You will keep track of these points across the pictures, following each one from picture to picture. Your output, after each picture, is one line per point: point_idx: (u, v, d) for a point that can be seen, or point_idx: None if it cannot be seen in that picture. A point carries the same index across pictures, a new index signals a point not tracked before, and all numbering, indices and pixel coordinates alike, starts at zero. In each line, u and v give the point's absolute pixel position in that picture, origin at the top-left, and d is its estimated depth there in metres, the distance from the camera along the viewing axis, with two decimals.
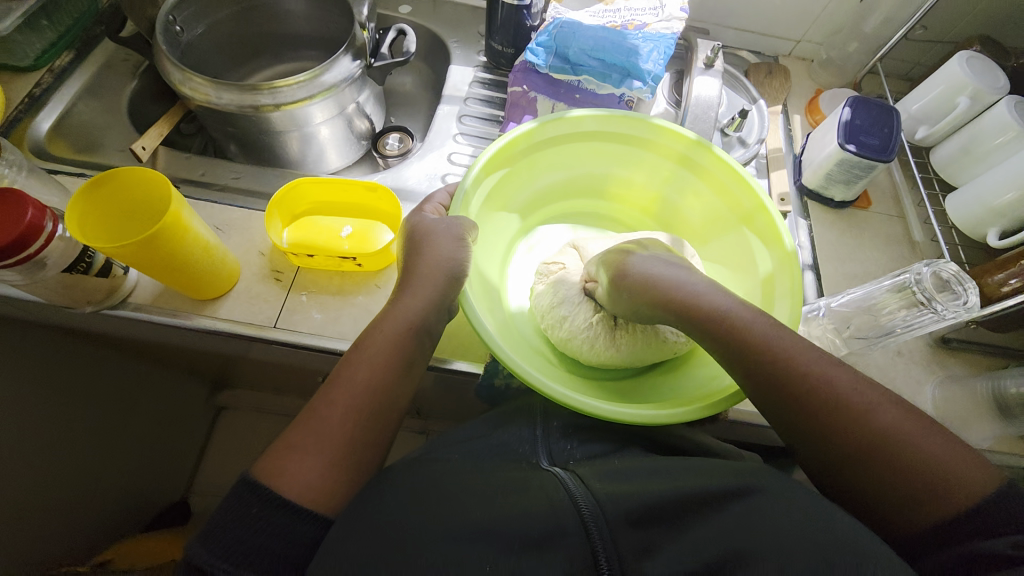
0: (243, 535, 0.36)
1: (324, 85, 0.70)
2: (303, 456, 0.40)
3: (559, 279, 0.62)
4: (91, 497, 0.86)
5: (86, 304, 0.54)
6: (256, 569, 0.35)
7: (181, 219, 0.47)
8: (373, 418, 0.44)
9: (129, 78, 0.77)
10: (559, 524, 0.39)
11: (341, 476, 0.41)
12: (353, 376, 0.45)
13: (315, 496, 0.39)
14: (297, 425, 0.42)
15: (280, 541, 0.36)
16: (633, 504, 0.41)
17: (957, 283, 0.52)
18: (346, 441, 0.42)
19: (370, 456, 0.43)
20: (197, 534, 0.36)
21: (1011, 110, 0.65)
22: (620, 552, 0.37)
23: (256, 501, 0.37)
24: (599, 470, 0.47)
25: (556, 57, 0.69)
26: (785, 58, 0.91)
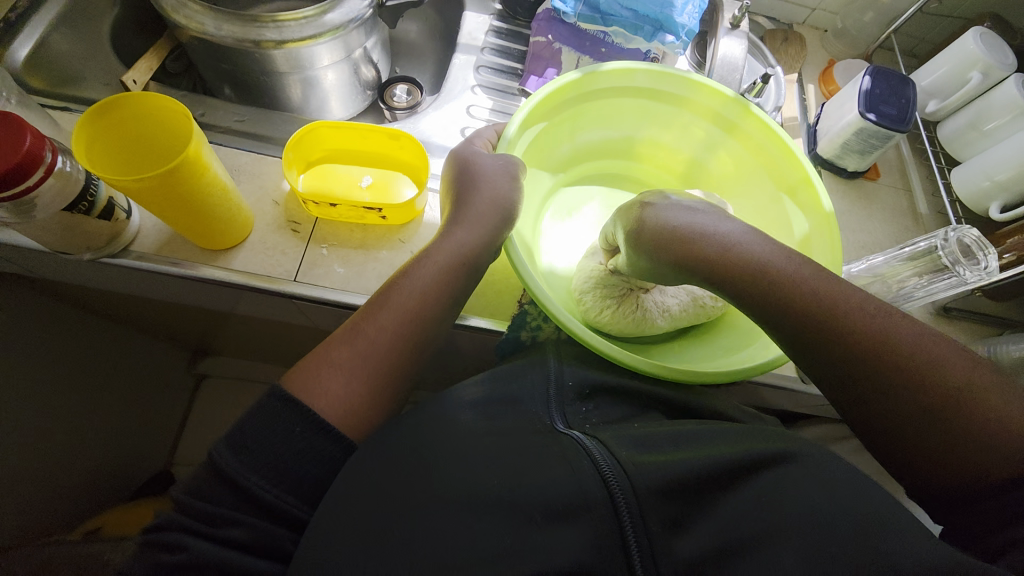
0: (287, 455, 0.37)
1: (331, 24, 0.64)
2: (347, 378, 0.41)
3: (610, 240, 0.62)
4: (75, 458, 0.82)
5: (84, 251, 0.49)
6: (301, 490, 0.36)
7: (202, 158, 0.43)
8: (413, 350, 0.44)
9: (109, 5, 0.69)
10: (581, 493, 0.37)
11: (377, 402, 0.42)
12: (402, 304, 0.44)
13: (352, 418, 0.40)
14: (340, 346, 0.42)
15: (315, 462, 0.38)
16: (661, 476, 0.38)
17: (979, 249, 0.54)
18: (386, 369, 0.42)
19: (404, 388, 0.44)
20: (229, 445, 0.36)
21: (1019, 87, 0.67)
22: (650, 531, 0.35)
23: (298, 420, 0.38)
24: (622, 435, 0.44)
25: (585, 5, 0.66)
26: (800, 26, 0.90)
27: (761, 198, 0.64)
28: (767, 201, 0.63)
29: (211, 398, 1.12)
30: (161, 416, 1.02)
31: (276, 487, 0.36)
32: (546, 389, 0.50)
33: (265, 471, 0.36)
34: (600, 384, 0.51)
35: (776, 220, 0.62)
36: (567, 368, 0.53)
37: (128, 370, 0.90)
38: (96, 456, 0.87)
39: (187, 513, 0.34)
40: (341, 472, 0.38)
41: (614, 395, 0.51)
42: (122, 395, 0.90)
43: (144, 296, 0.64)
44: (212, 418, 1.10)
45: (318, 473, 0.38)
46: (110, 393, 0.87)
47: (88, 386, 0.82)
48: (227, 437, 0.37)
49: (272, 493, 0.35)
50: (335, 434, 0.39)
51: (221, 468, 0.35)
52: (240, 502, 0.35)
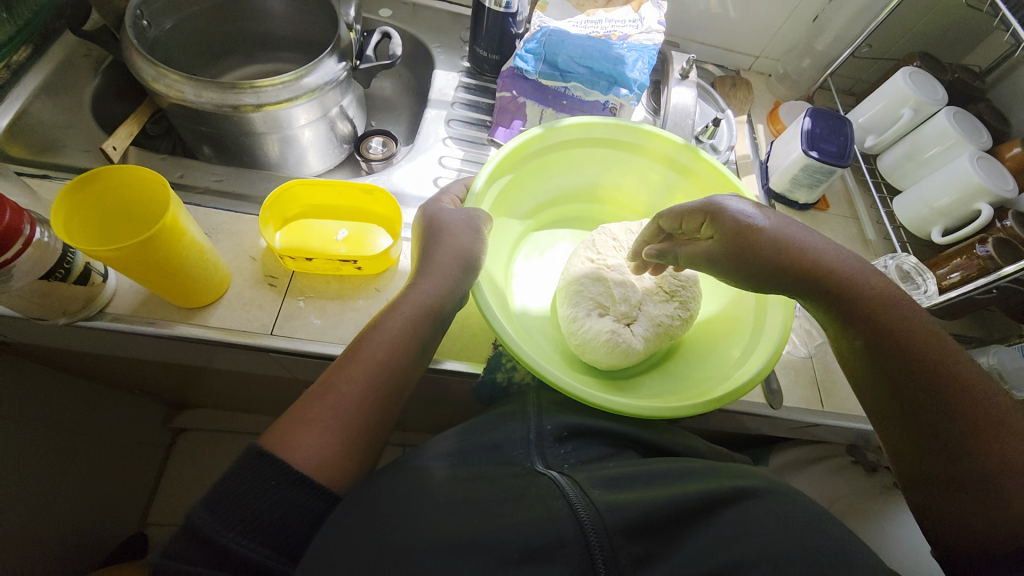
0: (259, 509, 0.36)
1: (308, 87, 0.68)
2: (319, 430, 0.41)
3: (594, 273, 0.62)
4: (46, 525, 0.78)
5: (59, 316, 0.49)
6: (276, 545, 0.36)
7: (179, 223, 0.45)
8: (383, 400, 0.45)
9: (92, 75, 0.73)
10: (557, 535, 0.38)
11: (353, 452, 0.42)
12: (371, 355, 0.45)
13: (328, 470, 0.41)
14: (311, 400, 0.43)
15: (291, 513, 0.37)
16: (632, 514, 0.40)
17: (917, 274, 0.60)
18: (358, 419, 0.43)
19: (375, 437, 0.44)
20: (202, 501, 0.36)
21: (949, 120, 0.74)
22: (618, 564, 0.37)
23: (271, 474, 0.38)
24: (596, 476, 0.45)
25: (545, 63, 0.71)
26: (746, 72, 0.98)
27: None
28: None
29: (190, 453, 1.09)
30: (138, 476, 0.99)
31: (251, 543, 0.35)
32: (526, 435, 0.51)
33: (242, 528, 0.35)
34: (577, 427, 0.52)
35: None
36: (548, 416, 0.54)
37: (103, 430, 0.88)
38: (67, 522, 0.83)
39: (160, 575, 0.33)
40: (322, 525, 0.38)
41: (590, 439, 0.52)
42: (96, 456, 0.87)
43: (120, 355, 0.64)
44: (189, 474, 1.07)
45: (295, 524, 0.37)
46: (83, 454, 0.84)
47: (60, 448, 0.79)
48: (204, 496, 0.36)
49: (250, 549, 0.35)
50: (307, 486, 0.39)
51: (194, 527, 0.35)
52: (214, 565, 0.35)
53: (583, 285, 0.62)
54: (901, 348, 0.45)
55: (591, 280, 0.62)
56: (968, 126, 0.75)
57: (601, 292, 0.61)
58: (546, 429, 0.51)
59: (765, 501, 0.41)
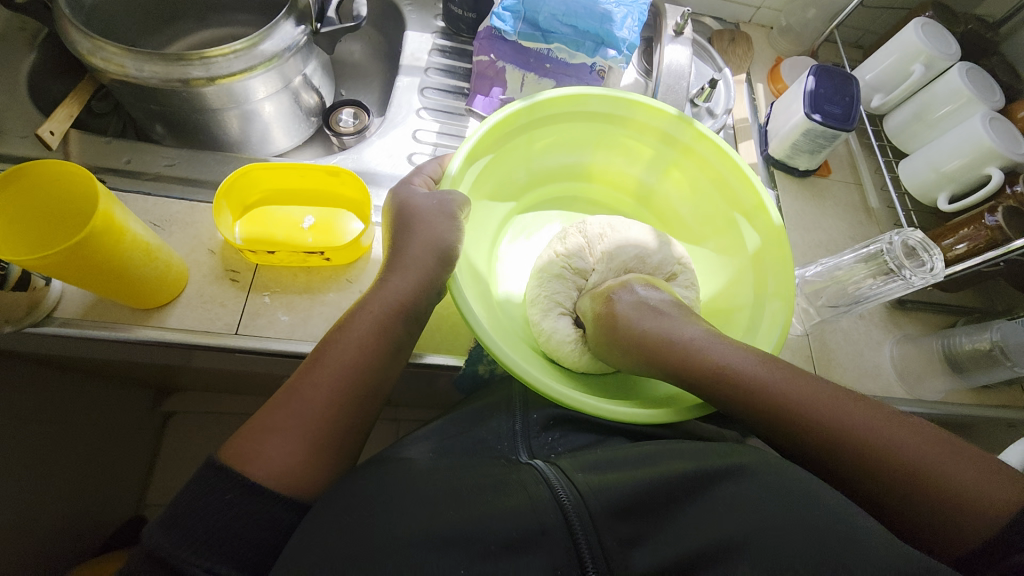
0: (219, 526, 0.34)
1: (264, 55, 0.62)
2: (283, 439, 0.39)
3: (554, 271, 0.59)
4: (36, 521, 0.77)
5: (2, 324, 0.45)
6: (240, 560, 0.34)
7: (114, 220, 0.40)
8: (355, 406, 0.42)
9: (25, 50, 0.66)
10: (539, 522, 0.37)
11: (318, 461, 0.39)
12: (338, 357, 0.42)
13: (291, 480, 0.38)
14: (276, 406, 0.40)
15: (256, 528, 0.35)
16: (617, 496, 0.38)
17: (924, 250, 0.54)
18: (326, 427, 0.40)
19: (349, 445, 0.41)
20: (160, 520, 0.35)
21: (961, 77, 0.68)
22: (605, 547, 0.35)
23: (230, 486, 0.36)
24: (582, 461, 0.44)
25: (525, 23, 0.64)
26: (746, 25, 0.90)
27: (717, 216, 0.63)
28: (719, 217, 0.63)
29: (181, 440, 1.08)
30: (129, 466, 0.98)
31: (210, 558, 0.33)
32: (511, 427, 0.50)
33: (199, 546, 0.34)
34: (564, 415, 0.51)
35: (729, 234, 0.62)
36: (534, 407, 0.52)
37: (89, 422, 0.86)
38: (58, 516, 0.83)
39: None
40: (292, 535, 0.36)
41: (578, 425, 0.51)
42: (82, 451, 0.85)
43: (84, 356, 0.60)
44: (182, 461, 1.06)
45: (261, 538, 0.35)
46: (68, 450, 0.82)
47: (46, 444, 0.78)
48: (160, 515, 0.35)
49: (207, 566, 0.33)
50: (270, 498, 0.37)
51: (151, 549, 0.33)
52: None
53: (549, 285, 0.59)
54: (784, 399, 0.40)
55: (558, 286, 0.58)
56: (981, 83, 0.69)
57: (562, 291, 0.58)
58: (531, 419, 0.50)
59: None
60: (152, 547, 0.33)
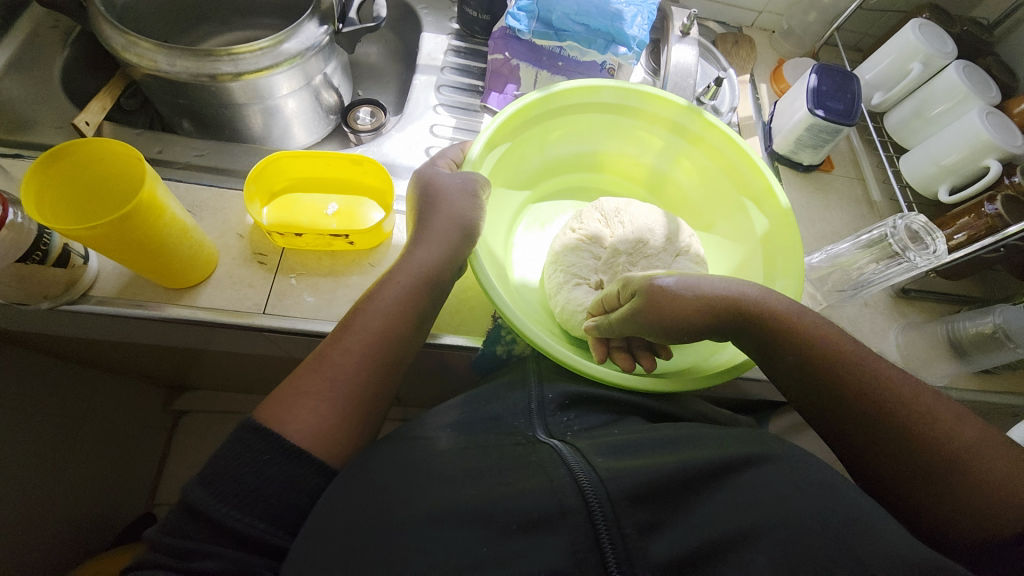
0: (255, 483, 0.36)
1: (289, 52, 0.64)
2: (315, 402, 0.40)
3: (571, 243, 0.62)
4: (52, 510, 0.78)
5: (42, 299, 0.47)
6: (275, 515, 0.36)
7: (156, 199, 0.43)
8: (383, 371, 0.44)
9: (60, 48, 0.69)
10: (558, 504, 0.35)
11: (350, 426, 0.41)
12: (367, 326, 0.44)
13: (323, 443, 0.39)
14: (307, 371, 0.42)
15: (290, 488, 0.37)
16: (638, 481, 0.36)
17: (927, 234, 0.57)
18: (356, 391, 0.42)
19: (376, 408, 0.43)
20: (196, 478, 0.36)
21: (959, 74, 0.71)
22: (624, 534, 0.34)
23: (267, 446, 0.37)
24: (600, 444, 0.43)
25: (539, 22, 0.67)
26: (749, 29, 0.94)
27: (727, 205, 0.65)
28: (729, 205, 0.65)
29: (193, 436, 1.09)
30: (143, 459, 0.99)
31: (247, 516, 0.35)
32: (527, 405, 0.49)
33: (236, 501, 0.35)
34: (580, 395, 0.50)
35: (738, 221, 0.64)
36: (549, 384, 0.52)
37: (104, 416, 0.87)
38: (74, 506, 0.83)
39: (158, 553, 0.33)
40: (321, 499, 0.37)
41: (592, 407, 0.50)
42: (98, 442, 0.86)
43: (111, 340, 0.62)
44: (194, 455, 1.07)
45: (293, 499, 0.37)
46: (85, 440, 0.83)
47: (63, 434, 0.78)
48: (199, 472, 0.36)
49: (245, 522, 0.34)
50: (305, 458, 0.38)
51: (190, 503, 0.35)
52: (209, 536, 0.34)
53: (566, 257, 0.61)
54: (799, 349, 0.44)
55: (576, 260, 0.60)
56: (977, 80, 0.72)
57: (579, 263, 0.60)
58: (546, 398, 0.49)
59: None
60: (191, 501, 0.34)
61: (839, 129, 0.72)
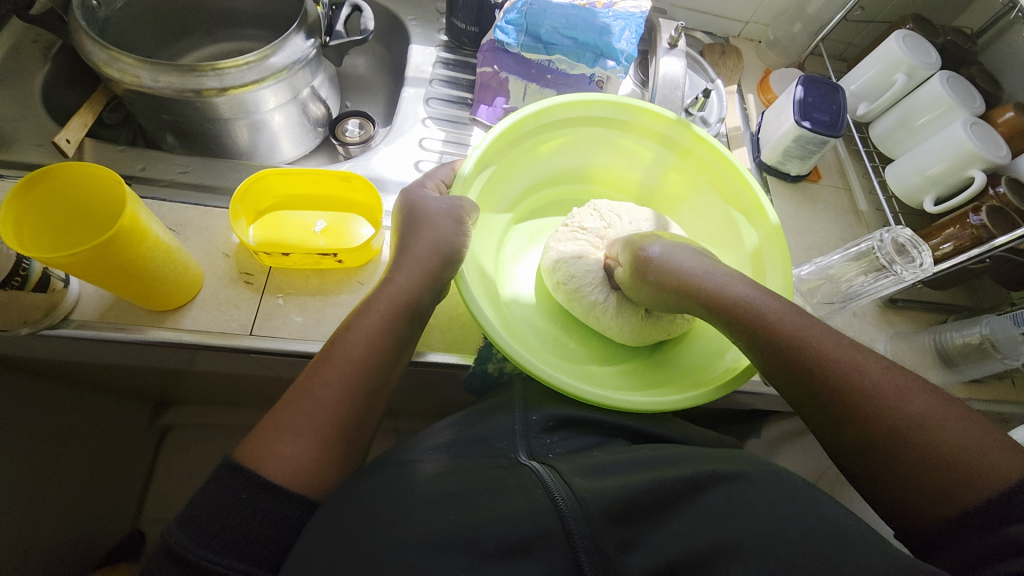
0: (235, 523, 0.35)
1: (275, 67, 0.64)
2: (294, 436, 0.39)
3: (561, 258, 0.61)
4: (34, 533, 0.76)
5: (21, 325, 0.46)
6: (256, 555, 0.34)
7: (139, 223, 0.42)
8: (364, 400, 0.43)
9: (40, 62, 0.67)
10: (537, 526, 0.36)
11: (331, 458, 0.40)
12: (347, 355, 0.43)
13: (303, 477, 0.38)
14: (287, 404, 0.41)
15: (270, 524, 0.36)
16: (613, 500, 0.38)
17: (913, 247, 0.57)
18: (337, 422, 0.41)
19: (359, 438, 0.42)
20: (175, 519, 0.35)
21: (942, 85, 0.72)
22: (601, 549, 0.35)
23: (244, 485, 0.36)
24: (581, 465, 0.44)
25: (527, 35, 0.67)
26: (736, 39, 0.94)
27: (716, 218, 0.65)
28: (718, 217, 0.65)
29: (181, 452, 1.07)
30: (128, 478, 0.97)
31: (226, 557, 0.33)
32: (512, 426, 0.49)
33: (215, 542, 0.34)
34: (566, 418, 0.50)
35: (727, 233, 0.64)
36: (534, 409, 0.52)
37: (88, 434, 0.85)
38: (57, 529, 0.81)
39: None
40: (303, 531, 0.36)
41: (580, 428, 0.50)
42: (81, 462, 0.84)
43: (93, 361, 0.61)
44: (182, 472, 1.05)
45: (274, 535, 0.35)
46: (67, 460, 0.81)
47: (45, 455, 0.77)
48: (177, 514, 0.35)
49: (224, 564, 0.33)
50: (284, 495, 0.37)
51: (168, 547, 0.33)
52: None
53: (559, 271, 0.60)
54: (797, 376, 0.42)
55: (574, 254, 0.61)
56: (961, 91, 0.73)
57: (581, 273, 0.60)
58: (530, 421, 0.50)
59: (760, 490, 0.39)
60: (172, 539, 0.33)
61: (825, 140, 0.72)
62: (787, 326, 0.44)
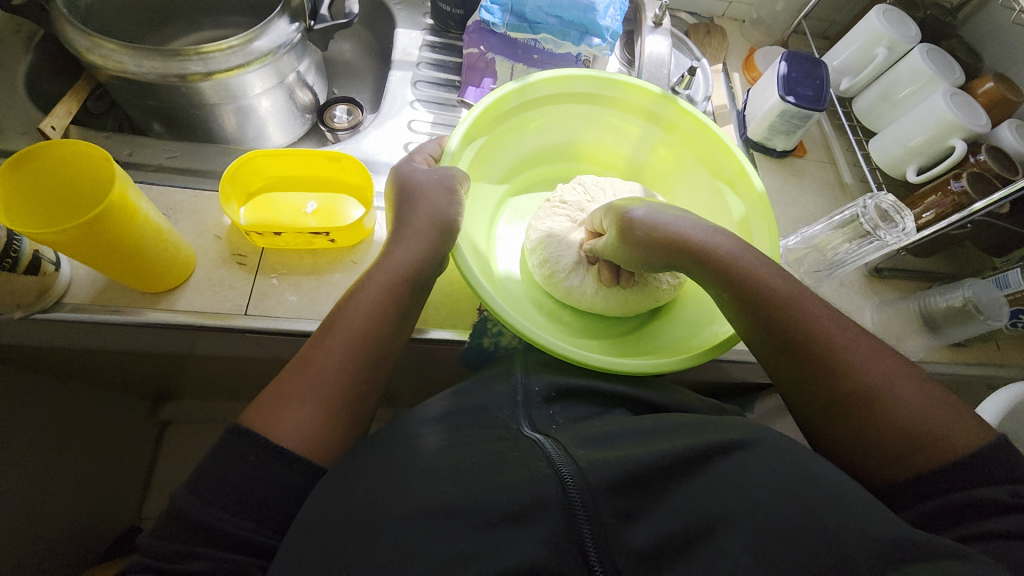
0: (243, 483, 0.35)
1: (260, 51, 0.63)
2: (298, 404, 0.40)
3: (550, 232, 0.62)
4: (36, 527, 0.76)
5: (15, 309, 0.46)
6: (262, 519, 0.35)
7: (129, 201, 0.42)
8: (366, 369, 0.43)
9: (22, 51, 0.67)
10: (535, 496, 0.37)
11: (335, 424, 0.41)
12: (348, 326, 0.44)
13: (312, 444, 0.39)
14: (290, 375, 0.41)
15: (275, 488, 0.36)
16: (615, 470, 0.38)
17: (895, 213, 0.59)
18: (340, 391, 0.41)
19: (362, 408, 0.43)
20: (184, 482, 0.35)
21: (922, 57, 0.73)
22: (603, 522, 0.35)
23: (251, 449, 0.37)
24: (582, 436, 0.44)
25: (512, 15, 0.67)
26: (720, 19, 0.95)
27: (703, 190, 0.66)
28: (706, 189, 0.66)
29: (179, 446, 1.07)
30: (127, 472, 0.97)
31: (234, 516, 0.34)
32: (512, 398, 0.50)
33: (224, 504, 0.34)
34: (565, 387, 0.51)
35: (714, 205, 0.65)
36: (536, 376, 0.53)
37: (85, 429, 0.85)
38: (59, 523, 0.81)
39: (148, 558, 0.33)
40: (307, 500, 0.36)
41: (578, 399, 0.51)
42: (80, 456, 0.84)
43: (89, 348, 0.61)
44: (181, 465, 1.05)
45: (279, 499, 0.36)
46: (65, 454, 0.81)
47: (43, 449, 0.76)
48: (185, 478, 0.35)
49: (232, 523, 0.34)
50: (290, 460, 0.37)
51: (176, 510, 0.34)
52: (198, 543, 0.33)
53: (547, 245, 0.61)
54: (817, 362, 0.43)
55: (559, 231, 0.62)
56: (941, 63, 0.74)
57: (567, 249, 0.60)
58: (532, 390, 0.50)
59: (759, 448, 0.39)
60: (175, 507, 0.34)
61: (810, 113, 0.73)
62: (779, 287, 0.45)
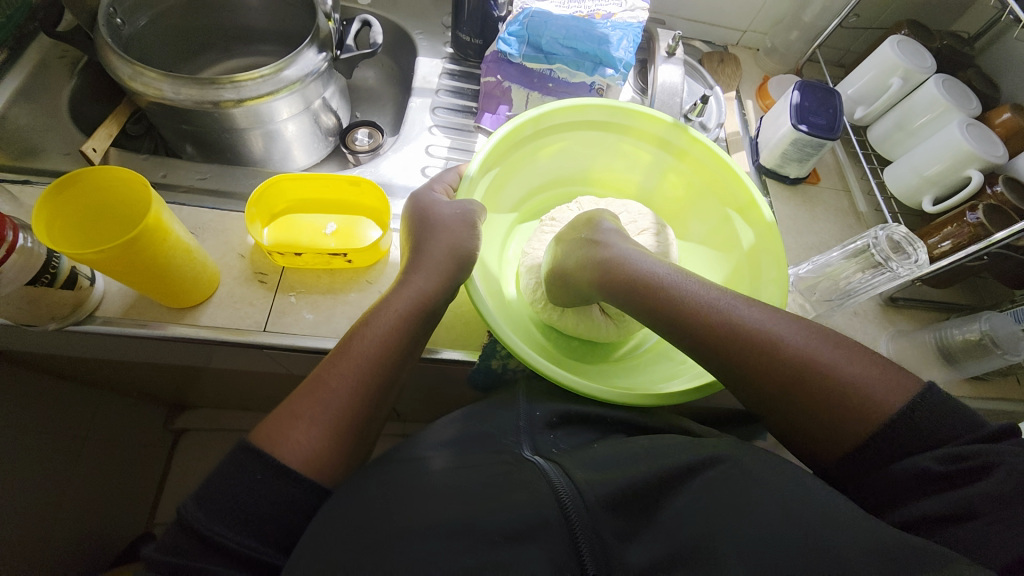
0: (248, 501, 0.37)
1: (288, 79, 0.67)
2: (308, 424, 0.41)
3: None
4: (52, 530, 0.78)
5: (49, 321, 0.49)
6: (268, 534, 0.36)
7: (163, 223, 0.44)
8: (375, 393, 0.45)
9: (67, 77, 0.71)
10: (540, 516, 0.37)
11: (340, 446, 0.42)
12: (363, 351, 0.45)
13: (317, 464, 0.40)
14: (302, 394, 0.43)
15: (280, 505, 0.37)
16: (613, 490, 0.38)
17: (908, 244, 0.59)
18: (348, 413, 0.43)
19: (367, 432, 0.44)
20: (191, 495, 0.36)
21: (938, 87, 0.73)
22: (602, 544, 0.35)
23: (259, 467, 0.38)
24: (583, 458, 0.44)
25: (529, 46, 0.70)
26: (734, 48, 0.97)
27: (713, 218, 0.67)
28: (716, 217, 0.67)
29: (192, 455, 1.08)
30: (141, 478, 0.99)
31: (239, 534, 0.36)
32: (516, 422, 0.50)
33: (229, 521, 0.36)
34: (567, 413, 0.51)
35: (724, 233, 0.66)
36: (538, 403, 0.53)
37: (105, 435, 0.87)
38: (74, 527, 0.83)
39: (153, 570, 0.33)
40: (314, 517, 0.38)
41: (580, 424, 0.51)
42: (98, 461, 0.87)
43: (113, 359, 0.63)
44: (193, 474, 1.07)
45: (284, 516, 0.37)
46: (84, 460, 0.83)
47: (64, 454, 0.79)
48: (194, 491, 0.36)
49: (239, 542, 0.35)
50: (297, 479, 0.39)
51: (187, 521, 0.35)
52: (207, 549, 0.34)
53: None
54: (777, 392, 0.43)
55: None
56: (958, 93, 0.74)
57: None
58: (533, 416, 0.51)
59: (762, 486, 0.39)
60: (186, 521, 0.35)
61: (824, 141, 0.73)
62: (785, 317, 0.45)
